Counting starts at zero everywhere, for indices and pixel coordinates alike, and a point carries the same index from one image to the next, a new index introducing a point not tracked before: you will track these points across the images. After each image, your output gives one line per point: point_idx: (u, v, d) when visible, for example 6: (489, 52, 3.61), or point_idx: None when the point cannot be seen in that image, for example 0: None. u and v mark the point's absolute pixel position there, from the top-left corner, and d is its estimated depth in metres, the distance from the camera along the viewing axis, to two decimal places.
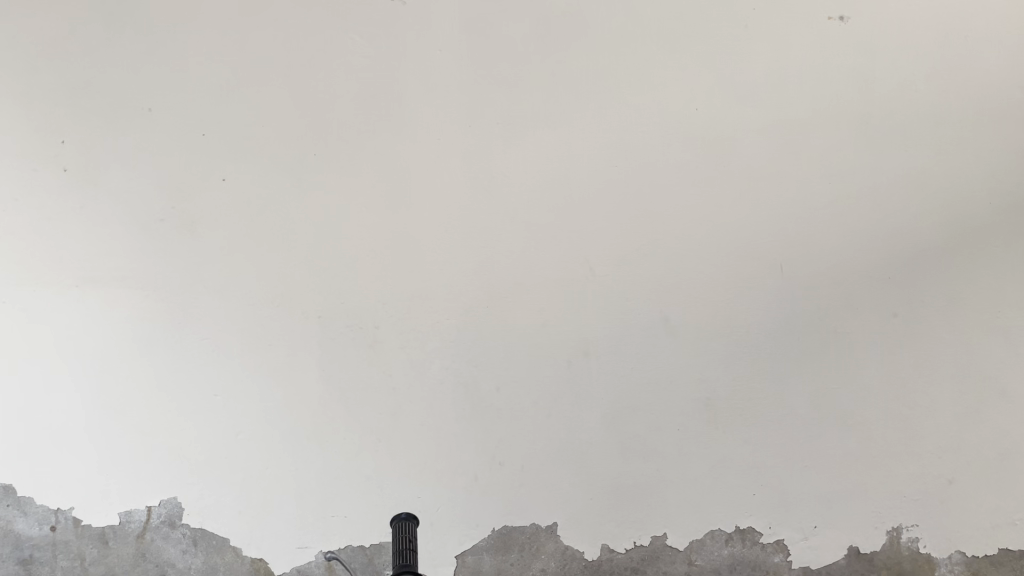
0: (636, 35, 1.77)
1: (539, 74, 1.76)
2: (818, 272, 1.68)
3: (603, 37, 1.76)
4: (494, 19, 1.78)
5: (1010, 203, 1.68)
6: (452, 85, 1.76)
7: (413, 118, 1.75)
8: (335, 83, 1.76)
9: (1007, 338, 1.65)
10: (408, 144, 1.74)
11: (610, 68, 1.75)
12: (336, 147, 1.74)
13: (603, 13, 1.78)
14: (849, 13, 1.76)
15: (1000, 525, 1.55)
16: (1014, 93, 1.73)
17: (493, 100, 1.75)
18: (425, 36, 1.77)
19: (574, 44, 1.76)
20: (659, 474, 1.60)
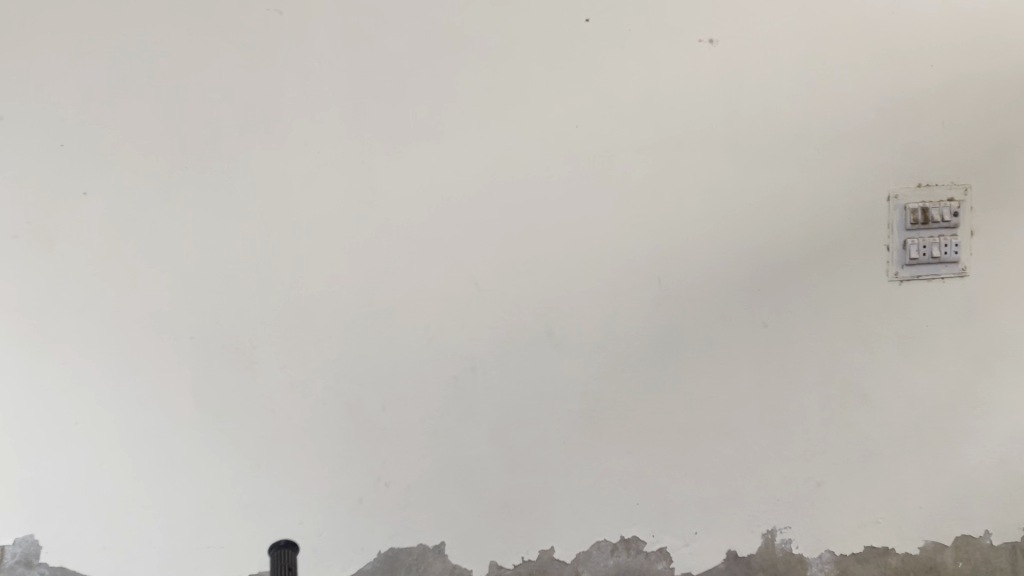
0: (502, 41, 1.59)
1: (396, 83, 1.59)
2: (693, 285, 1.69)
3: (469, 42, 1.59)
4: (338, 22, 1.56)
5: (865, 217, 1.72)
6: (301, 92, 1.58)
7: (271, 124, 1.58)
8: (175, 87, 1.56)
9: (865, 344, 1.75)
10: (265, 154, 1.59)
11: (477, 78, 1.60)
12: (187, 158, 1.58)
13: (461, 15, 1.57)
14: (719, 34, 1.63)
15: (866, 523, 1.80)
16: (867, 115, 1.69)
17: (356, 106, 1.59)
18: (264, 40, 1.56)
19: (435, 51, 1.58)
20: (545, 486, 1.70)
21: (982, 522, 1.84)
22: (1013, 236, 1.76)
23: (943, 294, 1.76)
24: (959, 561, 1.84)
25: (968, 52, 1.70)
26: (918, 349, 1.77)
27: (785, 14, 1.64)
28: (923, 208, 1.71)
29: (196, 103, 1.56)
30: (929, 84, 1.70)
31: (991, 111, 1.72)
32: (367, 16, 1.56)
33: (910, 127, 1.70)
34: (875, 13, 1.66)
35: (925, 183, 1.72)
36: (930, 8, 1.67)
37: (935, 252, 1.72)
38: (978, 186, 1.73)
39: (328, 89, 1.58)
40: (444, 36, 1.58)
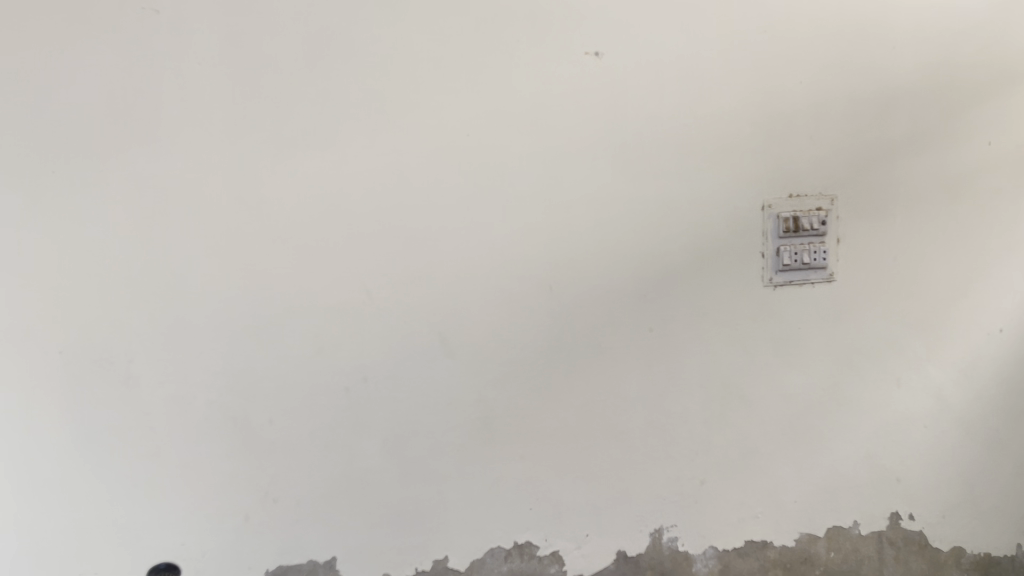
0: (390, 49, 1.57)
1: (282, 88, 1.55)
2: (583, 293, 1.73)
3: (357, 49, 1.56)
4: (220, 24, 1.51)
5: (743, 226, 1.80)
6: (180, 95, 1.51)
7: (148, 128, 1.51)
8: (41, 86, 1.46)
9: (743, 347, 1.83)
10: (142, 159, 1.51)
11: (365, 84, 1.57)
12: (56, 162, 1.48)
13: (348, 21, 1.55)
14: (605, 48, 1.67)
15: (746, 518, 1.89)
16: (744, 128, 1.77)
17: (239, 111, 1.54)
18: (140, 40, 1.48)
19: (321, 57, 1.55)
20: (439, 496, 1.70)
21: (851, 513, 1.96)
22: (874, 244, 1.89)
23: (813, 299, 1.86)
24: (830, 551, 1.95)
25: (833, 71, 1.81)
26: (792, 351, 1.86)
27: (665, 30, 1.69)
28: (794, 217, 1.81)
29: (65, 104, 1.47)
30: (800, 100, 1.79)
31: (854, 127, 1.84)
32: (250, 19, 1.52)
33: (782, 140, 1.80)
34: (750, 31, 1.74)
35: (795, 194, 1.82)
36: (800, 28, 1.77)
37: (805, 259, 1.82)
38: (842, 197, 1.85)
39: (210, 92, 1.52)
40: (330, 42, 1.55)
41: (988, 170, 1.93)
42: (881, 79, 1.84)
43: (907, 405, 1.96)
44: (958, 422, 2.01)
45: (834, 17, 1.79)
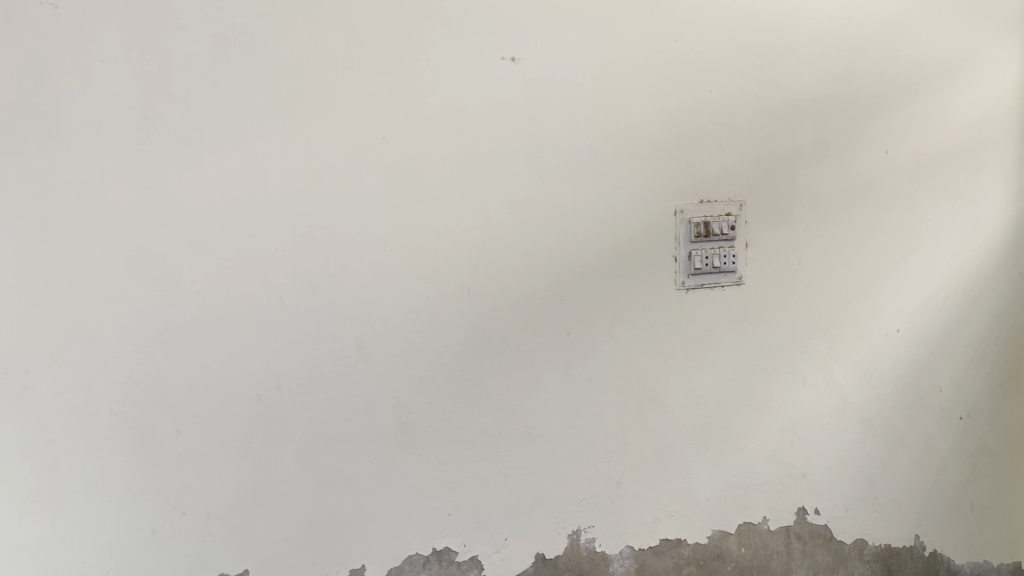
0: (304, 49, 1.55)
1: (191, 87, 1.50)
2: (501, 297, 1.73)
3: (269, 49, 1.53)
4: (124, 20, 1.45)
5: (656, 230, 1.84)
6: (81, 92, 1.45)
7: (45, 126, 1.44)
8: None
9: (658, 349, 1.87)
10: (39, 158, 1.44)
11: (278, 85, 1.54)
12: None
13: (260, 20, 1.52)
14: (521, 53, 1.68)
15: (661, 518, 1.92)
16: (657, 135, 1.81)
17: (145, 110, 1.48)
18: (37, 33, 1.41)
19: (232, 55, 1.51)
20: (356, 504, 1.67)
21: (761, 509, 2.02)
22: (781, 248, 1.96)
23: (724, 302, 1.92)
24: (741, 546, 2.01)
25: (741, 81, 1.87)
26: (705, 353, 1.91)
27: (580, 38, 1.72)
28: (705, 222, 1.86)
29: None
30: (710, 108, 1.85)
31: (762, 135, 1.91)
32: (157, 15, 1.47)
33: (694, 147, 1.84)
34: (662, 40, 1.78)
35: (706, 200, 1.87)
36: (709, 38, 1.82)
37: (715, 263, 1.88)
38: (751, 203, 1.91)
39: (114, 90, 1.46)
40: (240, 40, 1.51)
41: (883, 179, 2.04)
42: (786, 90, 1.91)
43: (813, 403, 2.04)
44: (859, 419, 2.11)
45: (741, 28, 1.85)
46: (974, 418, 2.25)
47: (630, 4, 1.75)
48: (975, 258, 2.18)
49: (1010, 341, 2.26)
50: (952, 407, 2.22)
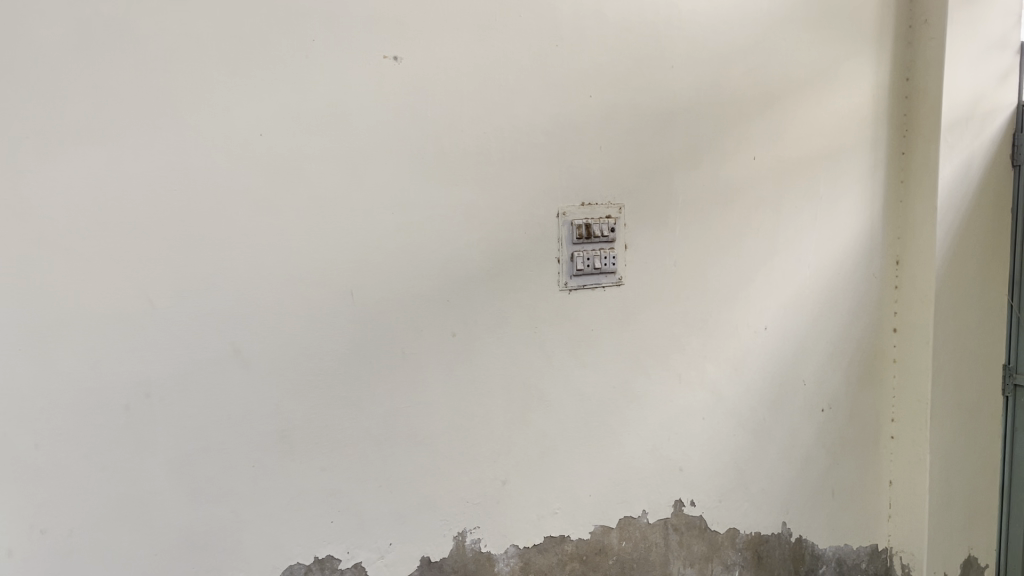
0: (175, 40, 1.48)
1: (49, 76, 1.40)
2: (385, 298, 1.71)
3: (138, 39, 1.45)
4: None
5: (540, 232, 1.86)
6: None
7: None
8: None
9: (541, 349, 1.90)
10: None
11: (147, 77, 1.46)
12: None
13: (127, 8, 1.44)
14: (404, 53, 1.67)
15: (545, 515, 1.95)
16: (540, 138, 1.83)
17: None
18: None
19: (96, 45, 1.43)
20: (233, 514, 1.61)
21: (640, 503, 2.08)
22: (658, 250, 2.03)
23: (605, 302, 1.97)
24: (622, 540, 2.07)
25: (619, 87, 1.92)
26: (586, 352, 1.95)
27: (463, 39, 1.72)
28: (586, 224, 1.90)
29: None
30: (591, 112, 1.89)
31: (640, 140, 1.97)
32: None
33: (575, 150, 1.88)
34: (544, 43, 1.81)
35: (588, 202, 1.91)
36: (590, 44, 1.87)
37: (597, 264, 1.93)
38: (630, 206, 1.97)
39: None
40: (104, 28, 1.43)
41: (751, 184, 2.16)
42: (663, 96, 1.98)
43: (688, 400, 2.12)
44: (731, 413, 2.21)
45: (620, 35, 1.90)
46: (834, 409, 2.43)
47: (513, 7, 1.76)
48: (833, 260, 2.37)
49: (866, 336, 2.48)
50: (814, 399, 2.38)
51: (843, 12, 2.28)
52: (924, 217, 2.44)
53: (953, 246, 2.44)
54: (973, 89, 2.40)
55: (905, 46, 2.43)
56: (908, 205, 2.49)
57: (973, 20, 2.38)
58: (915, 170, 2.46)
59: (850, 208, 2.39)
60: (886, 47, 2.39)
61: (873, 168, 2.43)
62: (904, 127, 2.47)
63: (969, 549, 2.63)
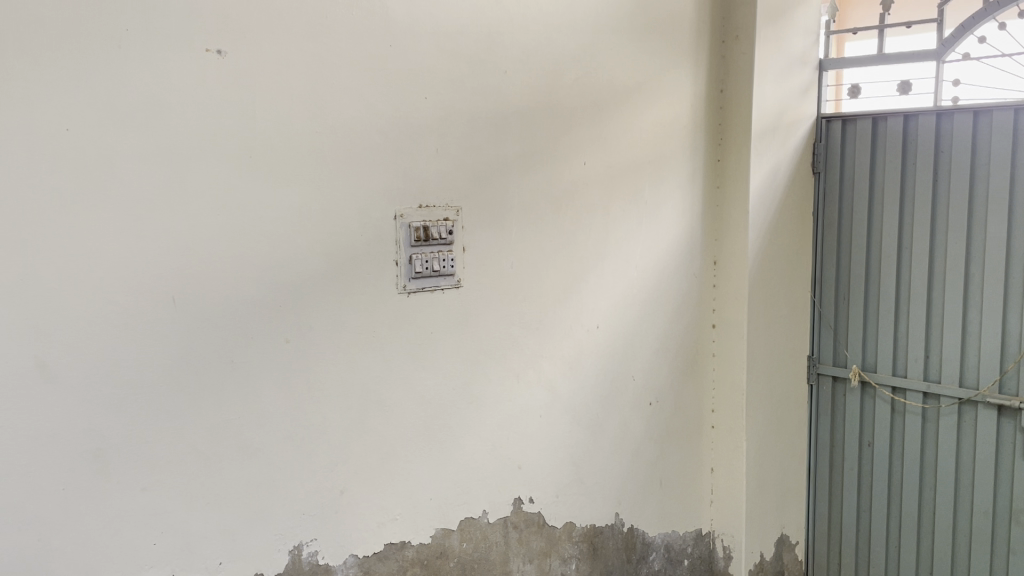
0: None
1: None
2: (212, 304, 1.61)
3: None
4: None
5: (377, 234, 1.83)
6: None
7: None
8: None
9: (380, 353, 1.87)
10: None
11: None
12: None
13: None
14: (229, 47, 1.59)
15: (385, 522, 1.92)
16: (375, 139, 1.81)
17: None
18: None
19: None
20: (41, 542, 1.44)
21: (481, 503, 2.10)
22: (495, 252, 2.06)
23: (444, 304, 1.97)
24: (463, 541, 2.07)
25: (454, 90, 1.93)
26: (426, 355, 1.95)
27: (293, 35, 1.67)
28: (424, 227, 1.89)
29: None
30: (426, 114, 1.88)
31: (476, 143, 1.99)
32: None
33: (411, 152, 1.87)
34: (377, 43, 1.79)
35: (425, 205, 1.90)
36: (424, 46, 1.86)
37: (435, 266, 1.93)
38: (466, 209, 1.99)
39: None
40: None
41: (581, 189, 2.24)
42: (497, 101, 2.01)
43: (526, 399, 2.17)
44: (566, 410, 2.27)
45: (453, 38, 1.91)
46: (661, 402, 2.56)
47: (344, 4, 1.73)
48: (658, 260, 2.50)
49: (688, 332, 2.64)
50: (643, 394, 2.49)
51: (664, 25, 2.41)
52: (737, 221, 2.63)
53: (763, 247, 2.65)
54: (778, 103, 2.63)
55: (718, 59, 2.61)
56: (724, 209, 2.67)
57: (776, 39, 2.60)
58: (729, 176, 2.64)
59: (672, 211, 2.53)
60: (701, 62, 2.55)
61: (691, 174, 2.58)
62: (719, 135, 2.65)
63: (781, 528, 2.87)
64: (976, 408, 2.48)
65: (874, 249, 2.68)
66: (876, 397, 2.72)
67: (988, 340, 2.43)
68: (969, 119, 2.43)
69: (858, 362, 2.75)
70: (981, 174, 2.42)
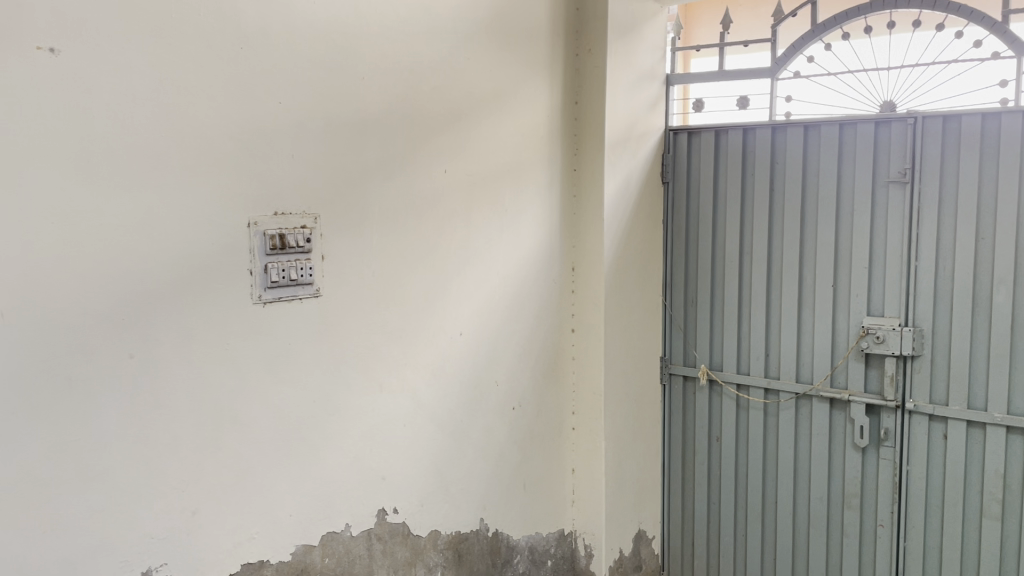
0: None
1: None
2: (47, 316, 1.47)
3: None
4: None
5: (230, 243, 1.76)
6: None
7: None
8: None
9: (234, 366, 1.78)
10: None
11: None
12: None
13: None
14: (63, 44, 1.47)
15: (242, 542, 1.83)
16: (226, 145, 1.73)
17: None
18: None
19: None
20: None
21: (343, 517, 2.05)
22: (355, 261, 2.02)
23: (302, 314, 1.91)
24: (325, 557, 2.02)
25: (309, 96, 1.88)
26: (284, 367, 1.88)
27: (136, 34, 1.57)
28: (281, 235, 1.84)
29: None
30: (280, 120, 1.83)
31: (333, 150, 1.95)
32: None
33: (265, 158, 1.81)
34: (227, 45, 1.72)
35: (281, 212, 1.85)
36: (277, 50, 1.81)
37: (292, 275, 1.87)
38: (324, 217, 1.94)
39: None
40: None
41: (441, 197, 2.24)
42: (355, 107, 1.99)
43: (389, 408, 2.14)
44: (430, 418, 2.26)
45: (307, 43, 1.87)
46: (523, 407, 2.60)
47: (190, 4, 1.65)
48: (519, 268, 2.54)
49: (549, 337, 2.70)
50: (505, 399, 2.52)
51: (520, 37, 2.46)
52: (593, 228, 2.71)
53: (618, 253, 2.74)
54: (628, 116, 2.73)
55: (573, 72, 2.69)
56: (580, 217, 2.74)
57: (626, 55, 2.70)
58: (585, 185, 2.71)
59: (531, 219, 2.58)
60: (557, 73, 2.62)
61: (549, 183, 2.64)
62: (574, 146, 2.72)
63: (639, 524, 2.97)
64: (811, 402, 2.68)
65: (719, 254, 2.84)
66: (723, 395, 2.88)
67: (820, 338, 2.63)
68: (799, 133, 2.62)
69: (706, 362, 2.90)
70: (811, 185, 2.62)
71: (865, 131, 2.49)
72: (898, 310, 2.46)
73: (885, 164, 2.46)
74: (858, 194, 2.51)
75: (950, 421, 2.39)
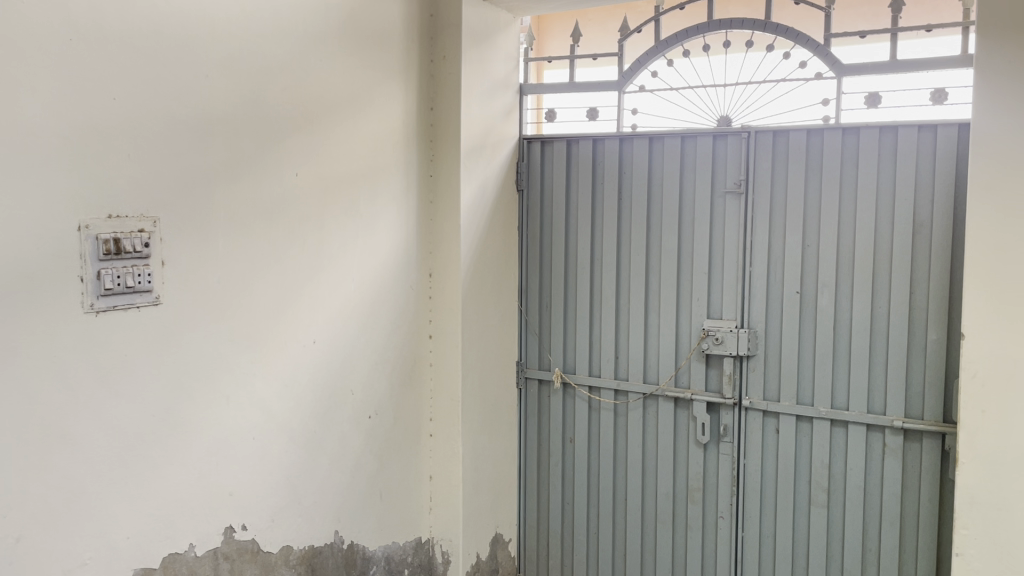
0: None
1: None
2: None
3: None
4: None
5: (57, 247, 1.63)
6: None
7: None
8: None
9: (62, 380, 1.65)
10: None
11: None
12: None
13: None
14: None
15: (72, 569, 1.69)
16: (54, 142, 1.60)
17: None
18: None
19: None
20: None
21: (187, 537, 1.94)
22: (198, 267, 1.93)
23: (140, 323, 1.80)
24: None
25: (147, 92, 1.78)
26: (120, 380, 1.76)
27: None
28: (115, 239, 1.73)
29: None
30: (115, 117, 1.71)
31: (173, 150, 1.85)
32: None
33: (98, 156, 1.69)
34: (54, 34, 1.59)
35: (116, 215, 1.73)
36: (111, 43, 1.70)
37: (128, 282, 1.76)
38: (163, 221, 1.84)
39: None
40: None
41: (292, 202, 2.18)
42: (197, 106, 1.89)
43: (236, 421, 2.05)
44: (281, 430, 2.19)
45: (144, 36, 1.76)
46: (379, 415, 2.56)
47: None
48: (375, 275, 2.51)
49: (406, 344, 2.67)
50: (361, 408, 2.48)
51: (372, 41, 2.43)
52: (450, 234, 2.71)
53: (474, 260, 2.76)
54: (482, 123, 2.76)
55: (428, 78, 2.68)
56: (436, 223, 2.74)
57: (478, 63, 2.73)
58: (441, 192, 2.72)
59: (387, 225, 2.55)
60: (411, 79, 2.61)
61: (405, 188, 2.62)
62: (430, 152, 2.72)
63: (495, 527, 3.00)
64: (657, 402, 2.79)
65: (571, 260, 2.91)
66: (577, 397, 2.96)
67: (665, 341, 2.74)
68: (645, 145, 2.73)
69: (560, 365, 2.97)
70: (656, 194, 2.73)
71: (704, 145, 2.62)
72: (735, 313, 2.60)
73: (722, 176, 2.61)
74: (699, 204, 2.64)
75: (782, 417, 2.56)
